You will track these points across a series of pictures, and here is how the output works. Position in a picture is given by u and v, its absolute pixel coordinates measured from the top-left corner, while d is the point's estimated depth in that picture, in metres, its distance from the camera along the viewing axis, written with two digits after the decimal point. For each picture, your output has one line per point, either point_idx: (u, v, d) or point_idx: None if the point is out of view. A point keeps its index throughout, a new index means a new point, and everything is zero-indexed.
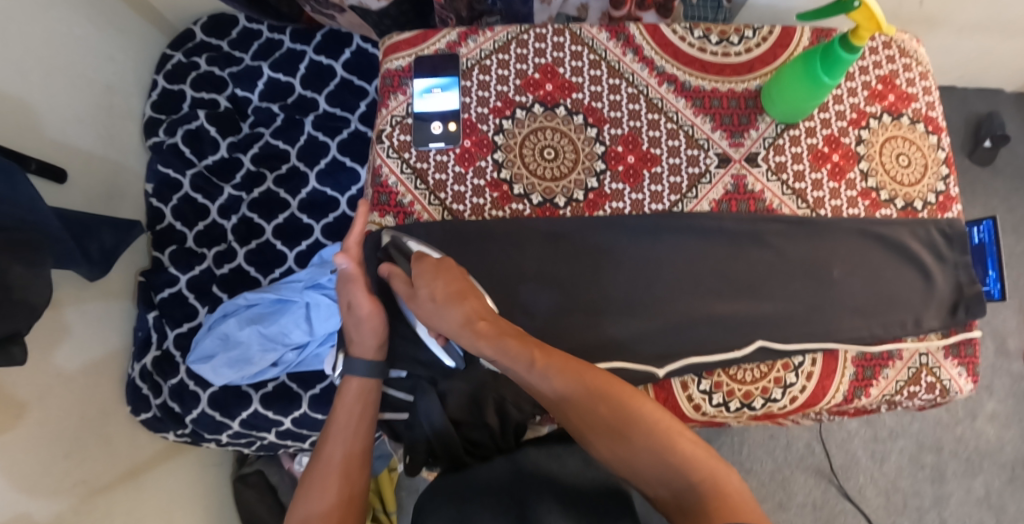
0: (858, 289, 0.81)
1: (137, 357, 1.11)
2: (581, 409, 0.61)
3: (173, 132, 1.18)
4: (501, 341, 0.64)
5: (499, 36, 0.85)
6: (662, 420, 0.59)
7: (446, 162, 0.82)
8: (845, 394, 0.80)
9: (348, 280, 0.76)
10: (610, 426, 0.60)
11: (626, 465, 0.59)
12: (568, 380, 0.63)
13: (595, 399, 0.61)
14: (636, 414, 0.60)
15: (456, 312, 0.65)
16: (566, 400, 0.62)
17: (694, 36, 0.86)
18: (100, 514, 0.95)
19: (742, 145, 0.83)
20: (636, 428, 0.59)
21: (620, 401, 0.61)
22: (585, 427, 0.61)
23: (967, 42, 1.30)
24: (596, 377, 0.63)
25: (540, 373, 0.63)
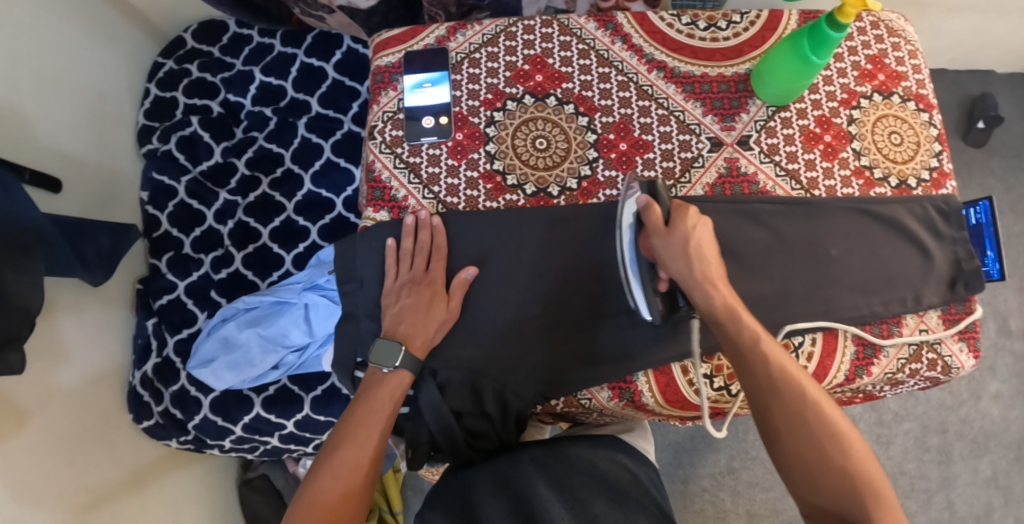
0: (857, 268, 0.81)
1: (138, 364, 1.11)
2: (789, 407, 0.61)
3: (167, 139, 1.18)
4: (735, 313, 0.64)
5: (487, 30, 0.86)
6: (859, 445, 0.60)
7: (438, 156, 0.82)
8: (847, 373, 0.80)
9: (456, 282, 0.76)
10: (808, 431, 0.60)
11: (804, 470, 0.59)
12: (783, 375, 0.62)
13: (805, 404, 0.61)
14: (836, 431, 0.60)
15: (701, 269, 0.64)
16: (776, 393, 0.61)
17: (682, 23, 0.86)
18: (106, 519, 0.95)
19: (734, 129, 0.83)
20: (834, 440, 0.59)
21: (826, 414, 0.60)
22: (783, 423, 0.61)
23: (956, 24, 1.31)
24: (812, 386, 0.62)
25: (760, 358, 0.63)
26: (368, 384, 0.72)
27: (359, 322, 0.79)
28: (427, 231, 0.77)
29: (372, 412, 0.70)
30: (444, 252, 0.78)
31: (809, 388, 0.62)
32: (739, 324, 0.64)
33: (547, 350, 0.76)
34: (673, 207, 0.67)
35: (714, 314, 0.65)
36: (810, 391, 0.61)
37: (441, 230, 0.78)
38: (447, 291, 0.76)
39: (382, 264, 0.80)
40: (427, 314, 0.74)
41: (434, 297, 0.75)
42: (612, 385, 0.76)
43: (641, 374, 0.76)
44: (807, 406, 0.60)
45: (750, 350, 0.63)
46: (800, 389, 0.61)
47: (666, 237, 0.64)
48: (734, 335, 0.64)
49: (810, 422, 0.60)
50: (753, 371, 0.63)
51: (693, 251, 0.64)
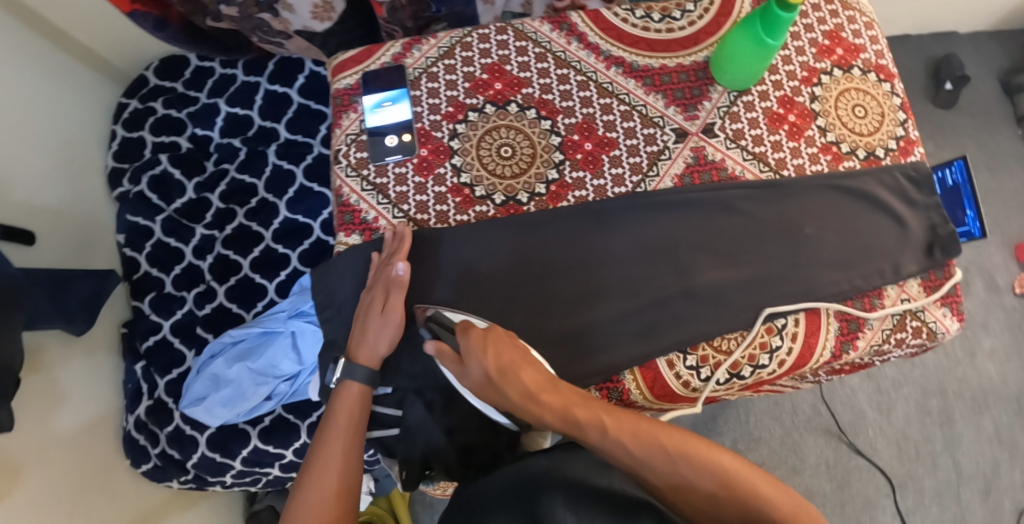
0: (834, 244, 0.81)
1: (130, 408, 1.10)
2: (660, 470, 0.58)
3: (138, 180, 1.17)
4: (569, 411, 0.61)
5: (442, 43, 0.86)
6: (740, 467, 0.58)
7: (405, 174, 0.82)
8: (833, 350, 0.79)
9: (394, 285, 0.73)
10: (688, 482, 0.57)
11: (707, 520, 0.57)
12: (639, 440, 0.59)
13: (672, 458, 0.58)
14: (707, 464, 0.58)
15: (513, 386, 0.63)
16: (641, 464, 0.58)
17: (636, 17, 0.86)
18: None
19: (698, 118, 0.82)
20: (718, 478, 0.57)
21: (699, 455, 0.59)
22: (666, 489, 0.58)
23: None
24: (667, 433, 0.60)
25: (613, 442, 0.59)
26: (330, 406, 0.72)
27: (342, 349, 0.79)
28: (391, 237, 0.76)
29: (335, 430, 0.69)
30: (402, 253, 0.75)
31: (665, 437, 0.60)
32: (579, 419, 0.61)
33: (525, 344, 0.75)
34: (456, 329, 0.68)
35: (550, 420, 0.62)
36: (674, 444, 0.59)
37: (399, 233, 0.76)
38: (384, 294, 0.74)
39: (359, 288, 0.79)
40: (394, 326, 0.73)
41: (373, 304, 0.73)
42: (601, 385, 0.75)
43: (627, 373, 0.75)
44: (679, 462, 0.58)
45: (600, 437, 0.60)
46: (665, 450, 0.59)
47: (465, 373, 0.65)
48: (582, 430, 0.61)
49: (691, 471, 0.58)
50: (615, 460, 0.59)
51: (490, 381, 0.63)
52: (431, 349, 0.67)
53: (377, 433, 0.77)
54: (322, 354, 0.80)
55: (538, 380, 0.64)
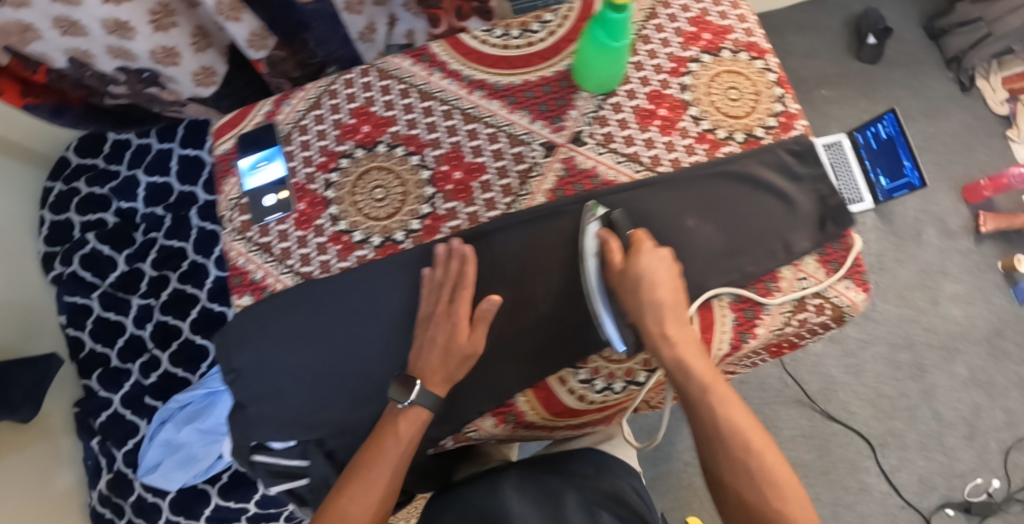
0: (719, 233, 0.80)
1: (93, 483, 1.13)
2: (731, 451, 0.64)
3: (70, 261, 1.20)
4: (686, 362, 0.67)
5: (310, 94, 0.87)
6: (799, 506, 0.61)
7: (286, 230, 0.83)
8: (731, 341, 0.78)
9: (485, 316, 0.73)
10: (745, 477, 0.63)
11: (739, 511, 0.63)
12: (728, 424, 0.65)
13: (746, 451, 0.63)
14: (768, 472, 0.62)
15: (655, 310, 0.68)
16: (717, 440, 0.65)
17: (495, 36, 0.86)
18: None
19: (564, 128, 0.81)
20: (773, 504, 0.61)
21: (772, 473, 0.62)
22: (726, 467, 0.64)
23: None
24: (755, 433, 0.64)
25: (708, 409, 0.66)
26: (383, 421, 0.73)
27: (248, 410, 0.80)
28: (457, 260, 0.74)
29: (385, 448, 0.70)
30: (472, 282, 0.74)
31: (750, 436, 0.64)
32: (691, 371, 0.67)
33: (511, 356, 0.75)
34: (630, 235, 0.72)
35: (668, 357, 0.68)
36: (754, 447, 0.63)
37: (470, 259, 0.74)
38: (469, 323, 0.73)
39: (257, 348, 0.81)
40: (446, 352, 0.73)
41: (455, 331, 0.73)
42: (496, 411, 0.76)
43: (519, 395, 0.75)
44: (750, 462, 0.63)
45: (700, 396, 0.66)
46: (745, 445, 0.64)
47: (620, 276, 0.70)
48: (690, 381, 0.67)
49: (753, 479, 0.62)
50: (700, 418, 0.66)
51: (640, 294, 0.68)
52: (602, 235, 0.72)
53: (286, 485, 0.80)
54: (232, 417, 0.81)
55: (673, 315, 0.69)
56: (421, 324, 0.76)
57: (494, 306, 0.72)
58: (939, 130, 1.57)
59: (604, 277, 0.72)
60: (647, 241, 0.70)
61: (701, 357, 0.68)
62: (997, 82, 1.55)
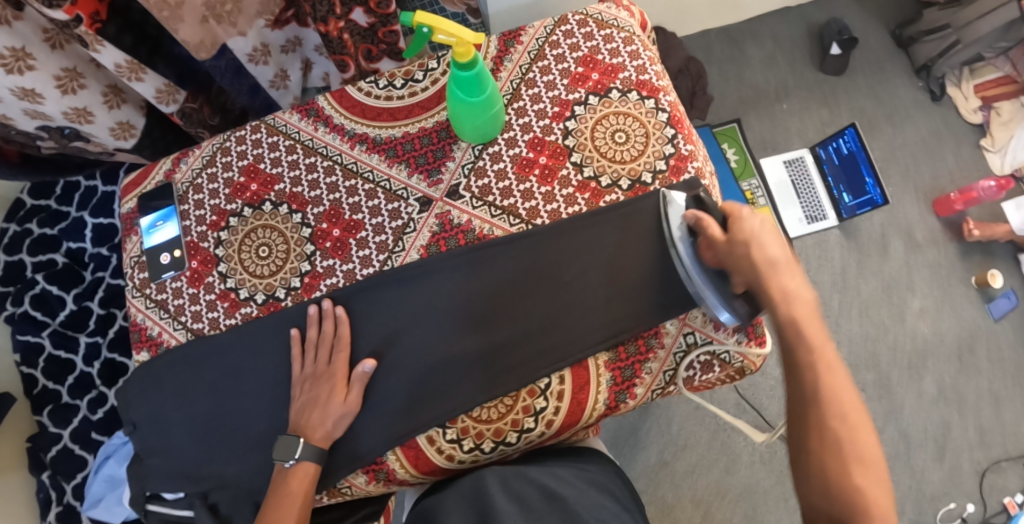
0: (600, 285, 0.78)
1: (42, 516, 1.16)
2: (826, 421, 0.60)
3: (21, 302, 1.25)
4: (796, 323, 0.64)
5: (205, 152, 0.89)
6: (881, 491, 0.58)
7: (180, 287, 0.86)
8: (607, 401, 0.77)
9: (360, 381, 0.75)
10: (834, 450, 0.59)
11: (820, 484, 0.59)
12: (829, 393, 0.61)
13: (842, 423, 0.60)
14: (857, 448, 0.59)
15: (765, 271, 0.65)
16: (814, 407, 0.61)
17: (379, 87, 0.86)
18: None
19: (441, 182, 0.81)
20: (857, 484, 0.58)
21: (863, 451, 0.59)
22: (813, 436, 0.60)
23: None
24: (856, 408, 0.60)
25: (811, 371, 0.62)
26: (275, 480, 0.75)
27: (144, 460, 0.83)
28: (330, 322, 0.76)
29: (287, 515, 0.72)
30: (348, 341, 0.77)
31: (851, 412, 0.60)
32: (801, 332, 0.63)
33: (393, 409, 0.76)
34: (722, 210, 0.71)
35: (778, 315, 0.65)
36: (850, 422, 0.60)
37: (345, 319, 0.77)
38: (347, 382, 0.75)
39: (150, 402, 0.83)
40: (323, 410, 0.74)
41: (333, 391, 0.75)
42: (367, 468, 0.77)
43: (390, 454, 0.77)
44: (843, 434, 0.59)
45: (805, 358, 0.63)
46: (841, 417, 0.60)
47: (726, 247, 0.68)
48: (800, 339, 0.63)
49: (841, 450, 0.59)
50: (801, 380, 0.62)
51: (753, 254, 0.66)
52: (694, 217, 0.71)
53: None
54: (131, 467, 0.84)
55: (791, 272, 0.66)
56: (298, 386, 0.77)
57: (368, 369, 0.75)
58: (905, 139, 1.51)
59: (703, 255, 0.72)
60: (741, 208, 0.69)
61: (817, 320, 0.65)
62: (969, 89, 1.49)
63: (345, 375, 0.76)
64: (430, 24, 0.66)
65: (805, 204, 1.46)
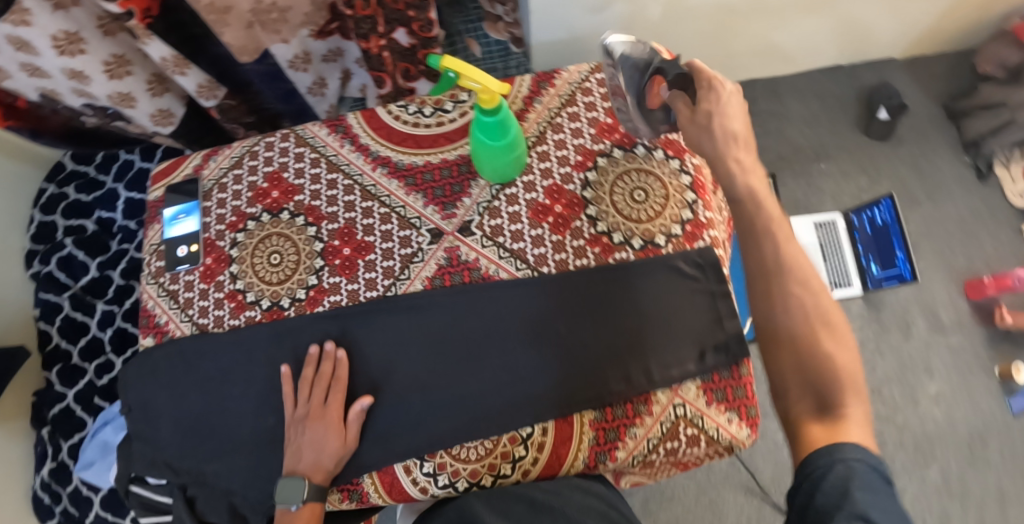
0: (594, 342, 0.78)
1: (38, 469, 1.23)
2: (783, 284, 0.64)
3: (48, 261, 1.31)
4: (751, 186, 0.68)
5: (235, 153, 0.92)
6: (844, 348, 0.62)
7: (192, 281, 0.88)
8: (586, 460, 0.77)
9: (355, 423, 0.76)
10: (797, 313, 0.63)
11: (789, 352, 0.62)
12: (787, 258, 0.65)
13: (801, 285, 0.64)
14: (818, 309, 0.63)
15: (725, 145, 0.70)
16: (775, 278, 0.65)
17: (408, 112, 0.87)
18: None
19: (455, 216, 0.82)
20: (824, 346, 0.62)
21: (828, 317, 0.63)
22: (774, 303, 0.64)
23: (821, 21, 1.30)
24: (809, 268, 0.65)
25: (765, 237, 0.66)
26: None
27: (133, 443, 0.86)
28: (330, 364, 0.77)
29: None
30: (345, 382, 0.78)
31: (808, 275, 0.65)
32: (758, 202, 0.68)
33: (385, 435, 0.77)
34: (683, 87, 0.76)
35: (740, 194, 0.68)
36: (811, 287, 0.64)
37: (345, 362, 0.78)
38: (343, 422, 0.77)
39: (148, 388, 0.86)
40: (322, 450, 0.75)
41: (331, 432, 0.75)
42: (342, 487, 0.79)
43: (367, 476, 0.78)
44: (806, 297, 0.63)
45: (766, 230, 0.67)
46: (804, 282, 0.64)
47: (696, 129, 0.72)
48: (756, 211, 0.68)
49: (806, 316, 0.63)
50: (762, 246, 0.66)
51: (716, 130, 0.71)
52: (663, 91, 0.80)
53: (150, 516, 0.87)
54: (121, 447, 0.87)
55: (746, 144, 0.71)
56: (292, 427, 0.78)
57: (365, 407, 0.76)
58: (943, 215, 1.46)
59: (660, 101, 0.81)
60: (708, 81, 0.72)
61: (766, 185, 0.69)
62: (1017, 171, 1.43)
63: (341, 415, 0.77)
64: (453, 69, 0.67)
65: (832, 270, 1.42)
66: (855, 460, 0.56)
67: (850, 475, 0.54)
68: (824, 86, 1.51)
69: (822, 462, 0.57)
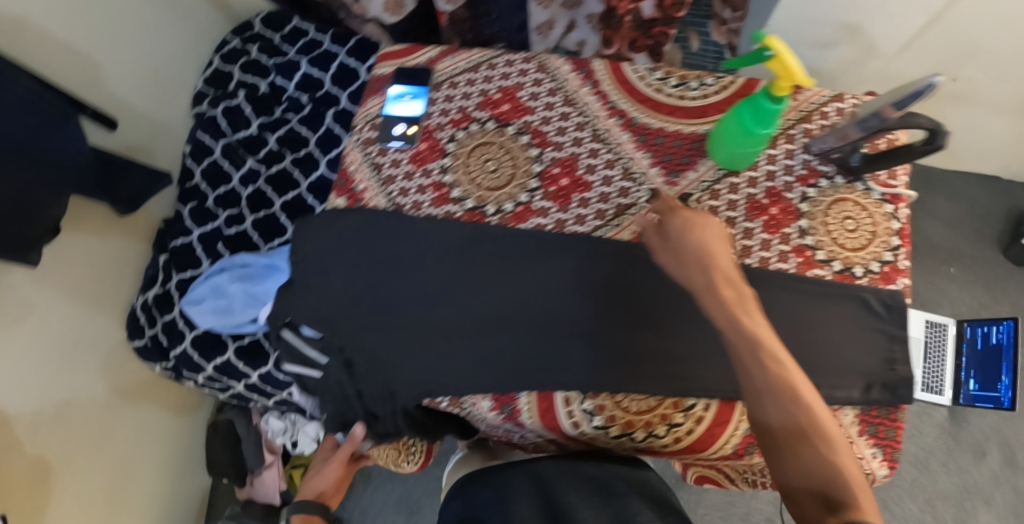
0: (776, 344, 0.80)
1: (145, 290, 1.27)
2: (779, 399, 0.60)
3: (216, 106, 1.36)
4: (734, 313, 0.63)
5: (473, 57, 0.94)
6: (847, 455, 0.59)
7: (400, 160, 0.89)
8: (736, 447, 0.78)
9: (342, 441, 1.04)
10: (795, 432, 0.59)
11: (795, 458, 0.59)
12: (783, 376, 0.60)
13: (799, 400, 0.59)
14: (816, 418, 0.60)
15: (703, 276, 0.67)
16: (768, 398, 0.60)
17: (653, 78, 0.90)
18: (70, 422, 1.12)
19: (677, 185, 0.85)
20: (828, 458, 0.58)
21: (826, 429, 0.59)
22: (776, 421, 0.60)
23: (1001, 131, 1.31)
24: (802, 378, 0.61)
25: (753, 362, 0.61)
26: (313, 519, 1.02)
27: None
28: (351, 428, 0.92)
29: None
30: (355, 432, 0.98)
31: (803, 388, 0.60)
32: (740, 325, 0.63)
33: (551, 360, 0.79)
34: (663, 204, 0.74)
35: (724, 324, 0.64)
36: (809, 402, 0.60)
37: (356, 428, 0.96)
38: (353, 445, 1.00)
39: (326, 241, 0.87)
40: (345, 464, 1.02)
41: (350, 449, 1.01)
42: (496, 396, 0.80)
43: (524, 394, 0.79)
44: (811, 411, 0.59)
45: (750, 359, 0.61)
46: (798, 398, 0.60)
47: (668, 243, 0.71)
48: (742, 341, 0.62)
49: (804, 431, 0.59)
50: (747, 369, 0.61)
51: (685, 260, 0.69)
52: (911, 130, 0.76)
53: (299, 369, 0.87)
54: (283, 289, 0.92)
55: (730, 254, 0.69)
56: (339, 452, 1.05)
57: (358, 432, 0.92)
58: None
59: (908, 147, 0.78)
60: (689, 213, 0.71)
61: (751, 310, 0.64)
62: None
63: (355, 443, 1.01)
64: (779, 52, 0.69)
65: (929, 372, 1.37)
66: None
67: None
68: (978, 195, 1.52)
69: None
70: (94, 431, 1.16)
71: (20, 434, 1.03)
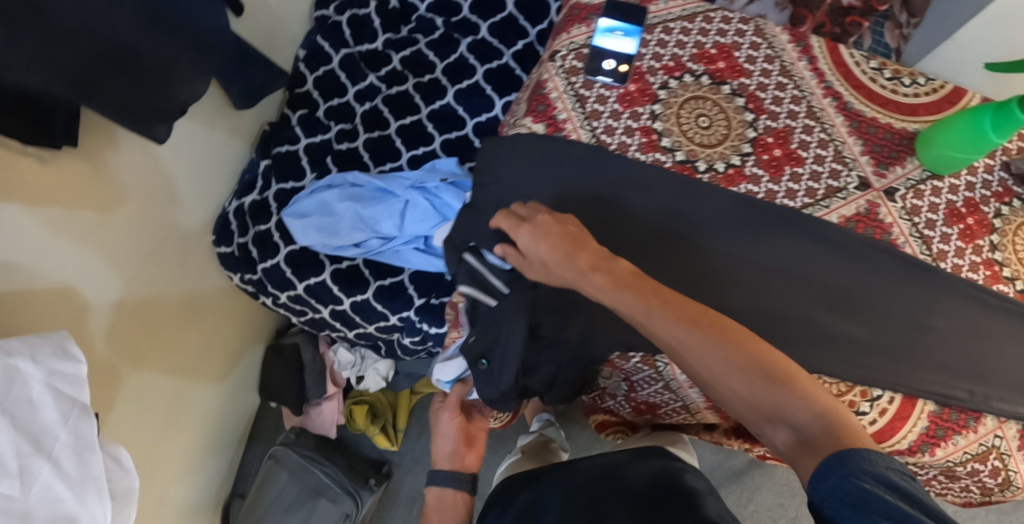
0: (956, 351, 0.81)
1: (240, 195, 1.18)
2: (690, 348, 0.59)
3: (342, 13, 1.27)
4: (619, 288, 0.64)
5: (689, 6, 0.89)
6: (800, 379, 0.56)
7: (607, 97, 0.85)
8: (910, 444, 0.81)
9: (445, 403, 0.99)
10: (721, 376, 0.58)
11: (742, 400, 0.57)
12: (692, 320, 0.60)
13: (718, 339, 0.58)
14: (744, 350, 0.58)
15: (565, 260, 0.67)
16: (685, 350, 0.59)
17: (869, 66, 0.88)
18: (149, 320, 0.98)
19: (885, 177, 0.84)
20: (772, 389, 0.56)
21: (764, 357, 0.57)
22: (702, 373, 0.59)
23: None
24: (711, 313, 0.61)
25: (655, 318, 0.61)
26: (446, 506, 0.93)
27: (481, 213, 0.86)
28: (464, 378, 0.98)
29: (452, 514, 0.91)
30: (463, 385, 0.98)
31: (712, 323, 0.60)
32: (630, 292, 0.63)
33: None
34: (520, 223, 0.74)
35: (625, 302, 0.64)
36: (731, 337, 0.59)
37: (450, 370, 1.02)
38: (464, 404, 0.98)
39: (519, 167, 0.83)
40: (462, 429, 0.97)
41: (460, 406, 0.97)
42: None
43: None
44: (734, 348, 0.58)
45: (646, 319, 0.62)
46: (718, 336, 0.59)
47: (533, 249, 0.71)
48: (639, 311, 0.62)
49: (740, 369, 0.57)
50: (652, 329, 0.62)
51: (550, 262, 0.68)
52: None
53: (475, 293, 0.84)
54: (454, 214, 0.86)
55: (594, 238, 0.69)
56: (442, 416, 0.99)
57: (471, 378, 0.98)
58: None
59: None
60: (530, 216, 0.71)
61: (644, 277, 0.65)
62: None
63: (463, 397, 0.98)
64: None
65: None
66: (892, 473, 0.48)
67: (875, 488, 0.47)
68: None
69: (846, 514, 0.47)
70: (168, 338, 1.03)
71: (95, 328, 0.87)
